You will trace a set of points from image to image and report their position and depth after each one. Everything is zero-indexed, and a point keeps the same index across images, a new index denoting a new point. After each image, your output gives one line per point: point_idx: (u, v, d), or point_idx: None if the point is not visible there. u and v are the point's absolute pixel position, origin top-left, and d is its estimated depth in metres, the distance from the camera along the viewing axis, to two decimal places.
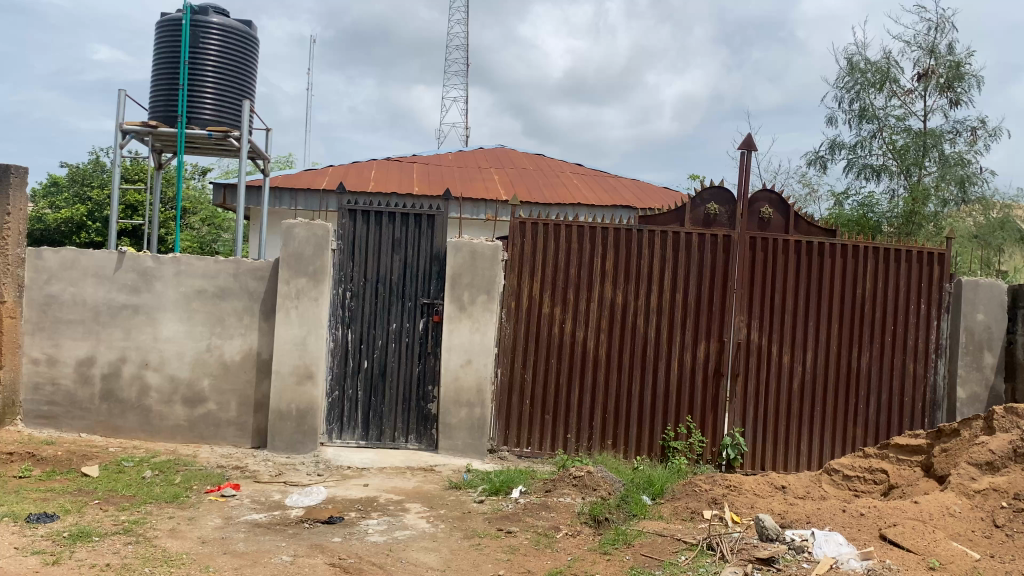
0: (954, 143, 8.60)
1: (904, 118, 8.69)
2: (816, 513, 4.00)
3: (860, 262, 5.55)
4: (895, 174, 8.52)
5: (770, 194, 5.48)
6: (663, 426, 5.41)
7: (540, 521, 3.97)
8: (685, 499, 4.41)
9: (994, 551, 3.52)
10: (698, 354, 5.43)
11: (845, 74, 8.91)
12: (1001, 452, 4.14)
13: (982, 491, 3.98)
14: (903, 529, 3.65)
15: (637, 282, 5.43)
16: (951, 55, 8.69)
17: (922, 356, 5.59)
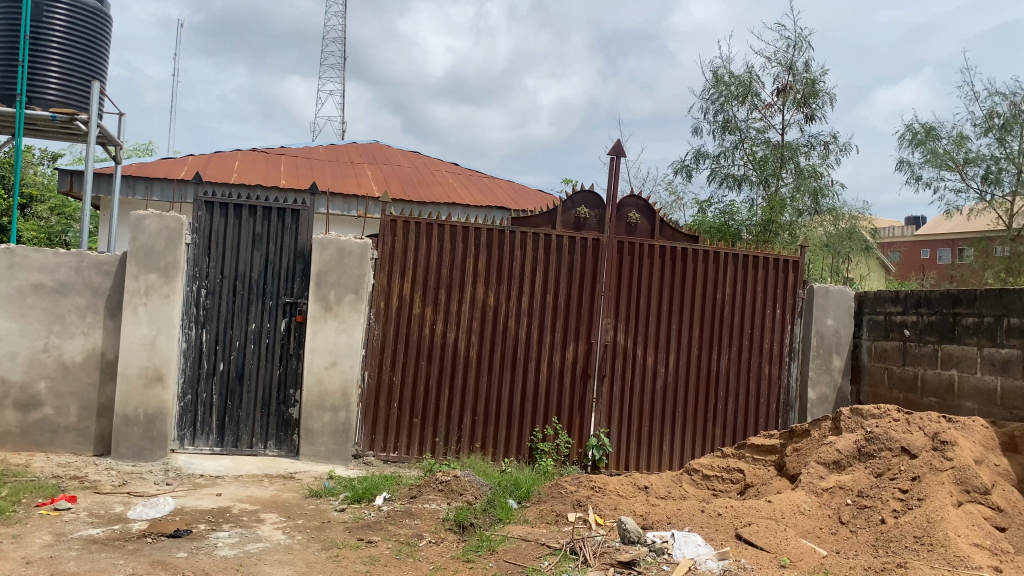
0: (809, 156, 9.08)
1: (764, 131, 9.09)
2: (676, 514, 4.08)
3: (721, 268, 5.73)
4: (755, 184, 8.90)
5: (637, 199, 5.58)
6: (530, 428, 5.39)
7: (403, 529, 3.86)
8: (551, 502, 4.40)
9: (839, 547, 3.67)
10: (567, 355, 5.45)
11: (710, 85, 9.23)
12: (847, 451, 4.36)
13: (829, 489, 4.17)
14: (757, 528, 3.77)
15: (508, 283, 5.39)
16: (807, 72, 9.16)
17: (776, 359, 5.84)
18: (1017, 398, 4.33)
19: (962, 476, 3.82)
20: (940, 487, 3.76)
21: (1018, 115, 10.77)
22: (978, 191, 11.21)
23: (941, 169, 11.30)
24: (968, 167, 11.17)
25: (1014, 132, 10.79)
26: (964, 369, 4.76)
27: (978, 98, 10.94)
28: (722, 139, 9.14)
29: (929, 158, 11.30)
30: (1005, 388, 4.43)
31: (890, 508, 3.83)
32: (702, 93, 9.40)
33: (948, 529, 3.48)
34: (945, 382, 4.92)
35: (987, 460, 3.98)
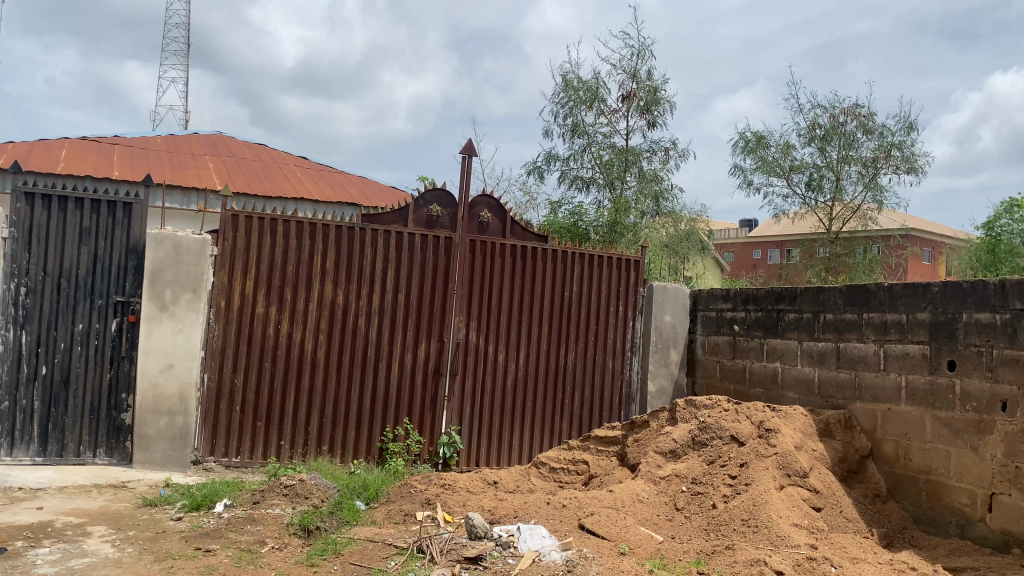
0: (651, 161, 9.50)
1: (610, 135, 9.42)
2: (522, 507, 4.16)
3: (569, 267, 5.90)
4: (601, 186, 9.19)
5: (489, 199, 5.63)
6: (381, 428, 5.34)
7: (244, 535, 3.73)
8: (399, 502, 4.38)
9: (675, 532, 3.87)
10: (418, 354, 5.43)
11: (560, 89, 9.45)
12: (683, 441, 4.60)
13: (666, 477, 4.38)
14: (599, 517, 3.90)
15: (358, 281, 5.31)
16: (650, 80, 9.56)
17: (620, 354, 6.08)
18: (832, 388, 4.70)
19: (784, 461, 4.11)
20: (765, 473, 4.03)
21: (836, 127, 11.69)
22: (803, 196, 12.09)
23: (770, 175, 12.09)
24: (793, 174, 12.01)
25: (833, 142, 11.71)
26: (787, 362, 5.12)
27: (803, 110, 11.78)
28: (571, 142, 9.39)
29: (760, 165, 12.07)
30: (821, 378, 4.80)
31: (721, 493, 4.07)
32: (552, 96, 9.62)
33: (772, 511, 3.74)
34: (770, 374, 5.28)
35: (807, 445, 4.29)
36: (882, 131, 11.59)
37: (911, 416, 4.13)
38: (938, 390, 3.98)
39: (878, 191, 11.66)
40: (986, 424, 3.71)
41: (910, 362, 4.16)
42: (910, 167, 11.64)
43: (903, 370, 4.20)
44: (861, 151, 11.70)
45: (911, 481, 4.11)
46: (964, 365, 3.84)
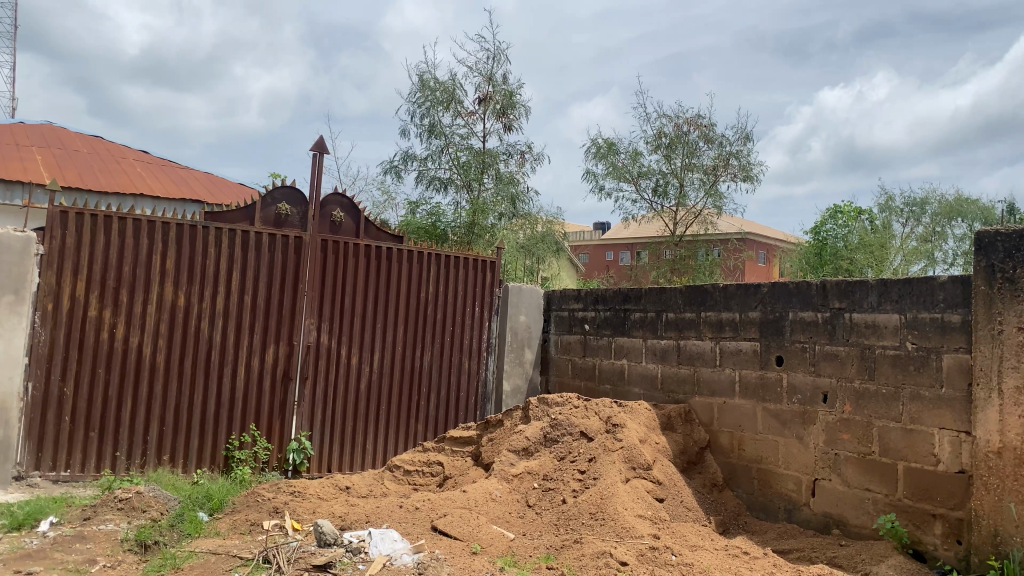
0: (507, 164, 9.63)
1: (466, 138, 9.47)
2: (374, 512, 4.11)
3: (423, 268, 5.88)
4: (459, 187, 9.21)
5: (341, 198, 5.52)
6: (227, 435, 5.13)
7: (71, 555, 3.47)
8: (246, 511, 4.23)
9: (526, 529, 3.93)
10: (266, 358, 5.26)
11: (416, 89, 9.40)
12: (535, 438, 4.68)
13: (519, 475, 4.45)
14: (452, 518, 3.91)
15: (201, 282, 5.06)
16: (505, 84, 9.67)
17: (476, 354, 6.14)
18: (673, 383, 4.93)
19: (630, 455, 4.27)
20: (612, 467, 4.17)
21: (680, 136, 12.27)
22: (649, 201, 12.60)
23: (620, 180, 12.52)
24: (641, 180, 12.50)
25: (677, 150, 12.27)
26: (633, 359, 5.32)
27: (650, 119, 12.28)
28: (428, 143, 9.37)
29: (610, 171, 12.47)
30: (664, 374, 5.02)
31: (570, 488, 4.18)
32: (409, 96, 9.56)
33: (618, 503, 3.88)
34: (617, 371, 5.46)
35: (651, 439, 4.47)
36: (722, 140, 12.27)
37: (744, 409, 4.39)
38: (768, 384, 4.25)
39: (717, 198, 12.34)
40: (810, 414, 3.99)
41: (743, 358, 4.42)
42: (746, 175, 12.36)
43: (737, 365, 4.46)
44: (702, 159, 12.33)
45: (745, 471, 4.37)
46: (791, 360, 4.11)
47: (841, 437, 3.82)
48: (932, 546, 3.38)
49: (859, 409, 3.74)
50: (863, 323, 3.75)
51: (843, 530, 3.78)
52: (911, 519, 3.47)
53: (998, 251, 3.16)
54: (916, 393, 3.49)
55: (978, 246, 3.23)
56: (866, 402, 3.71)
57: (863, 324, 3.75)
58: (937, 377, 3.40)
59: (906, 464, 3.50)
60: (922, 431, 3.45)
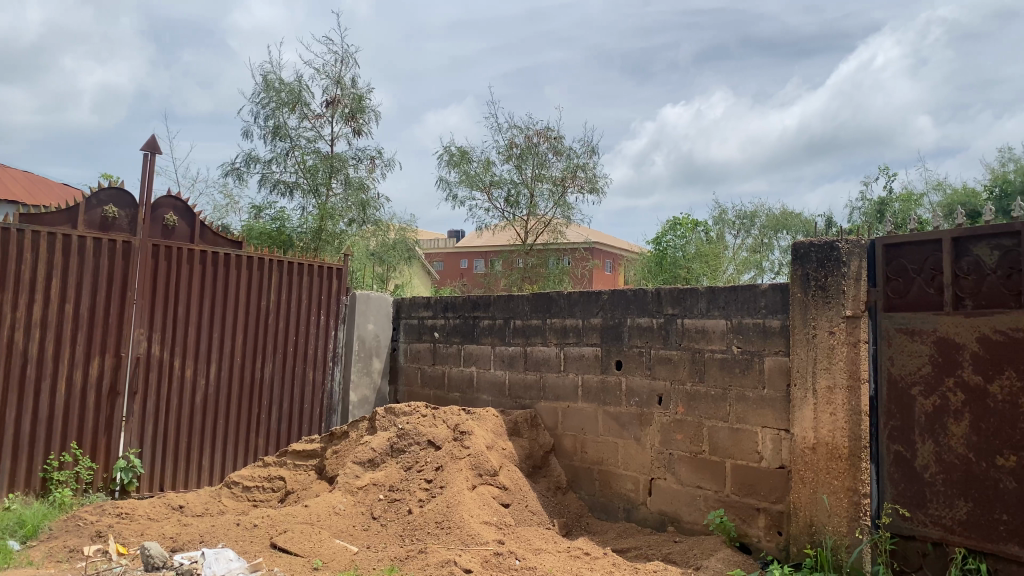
0: (356, 169, 9.48)
1: (313, 141, 9.24)
2: (208, 531, 3.92)
3: (265, 274, 5.68)
4: (305, 192, 8.96)
5: (174, 201, 5.24)
6: (44, 455, 4.70)
7: None
8: (64, 537, 3.92)
9: (369, 542, 3.86)
10: (91, 371, 4.87)
11: (260, 89, 9.08)
12: (381, 449, 4.62)
13: (364, 487, 4.37)
14: (292, 534, 3.80)
15: (15, 289, 4.61)
16: (354, 88, 9.53)
17: (320, 364, 6.02)
18: (519, 389, 5.00)
19: (476, 461, 4.28)
20: (458, 474, 4.17)
21: (530, 147, 12.50)
22: (501, 210, 12.76)
23: (471, 188, 12.60)
24: (492, 189, 12.64)
25: (527, 161, 12.50)
26: (481, 365, 5.34)
27: (501, 129, 12.44)
28: (272, 145, 9.07)
29: (463, 179, 12.53)
30: (511, 380, 5.07)
31: (416, 498, 4.14)
32: (252, 97, 9.22)
33: (463, 511, 3.88)
34: (466, 378, 5.48)
35: (497, 445, 4.50)
36: (570, 153, 12.62)
37: (586, 412, 4.51)
38: (608, 387, 4.38)
39: (566, 209, 12.67)
40: (647, 416, 4.15)
41: (585, 363, 4.54)
42: (593, 187, 12.76)
43: (580, 370, 4.57)
44: (551, 171, 12.62)
45: (586, 472, 4.49)
46: (629, 364, 4.27)
47: (675, 437, 3.99)
48: (756, 538, 3.59)
49: (691, 410, 3.92)
50: (694, 328, 3.94)
51: (677, 526, 3.96)
52: (738, 513, 3.67)
53: (811, 260, 3.41)
54: (741, 394, 3.70)
55: (795, 255, 3.47)
56: (697, 403, 3.89)
57: (694, 329, 3.94)
58: (760, 378, 3.62)
59: (733, 461, 3.71)
60: (746, 429, 3.67)
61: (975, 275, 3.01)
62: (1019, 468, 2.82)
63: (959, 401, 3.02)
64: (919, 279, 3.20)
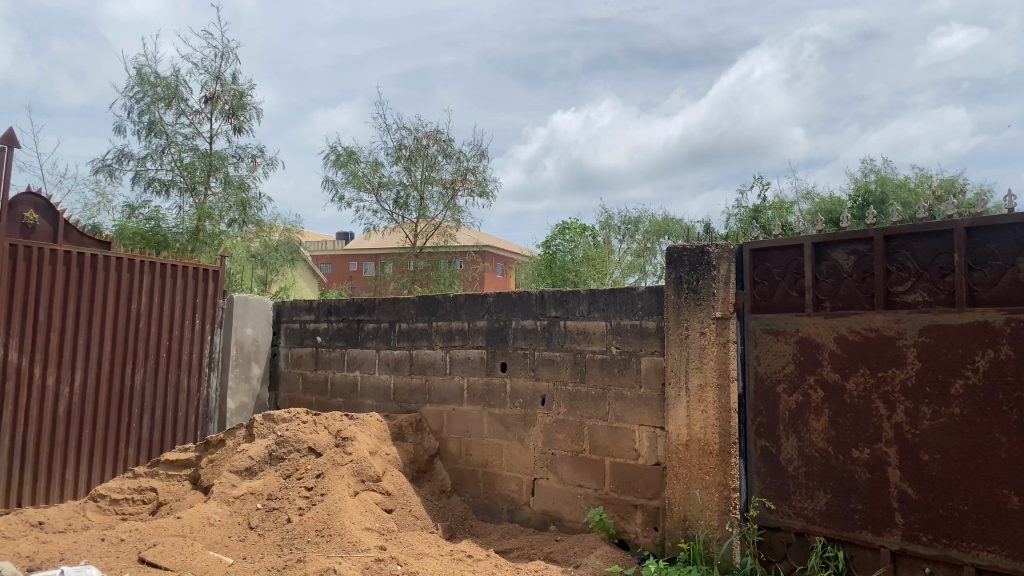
0: (237, 167, 9.18)
1: (191, 138, 8.89)
2: (70, 548, 3.70)
3: (136, 276, 5.42)
4: (182, 191, 8.59)
5: (35, 198, 4.92)
6: None
7: None
8: None
9: (246, 552, 3.74)
10: None
11: (133, 83, 8.67)
12: (259, 457, 4.47)
13: (240, 496, 4.24)
14: (163, 547, 3.64)
15: None
16: (235, 84, 9.24)
17: (196, 370, 5.79)
18: (404, 393, 4.95)
19: (359, 467, 4.21)
20: (340, 481, 4.10)
21: (419, 149, 12.43)
22: (390, 212, 12.63)
23: (359, 189, 12.41)
24: (380, 190, 12.49)
25: (416, 163, 12.42)
26: (365, 370, 5.26)
27: (390, 130, 12.33)
28: (146, 141, 8.67)
29: (350, 180, 12.32)
30: (396, 384, 5.02)
31: (296, 506, 4.05)
32: (125, 91, 8.79)
33: (344, 518, 3.82)
34: (349, 383, 5.39)
35: (380, 450, 4.43)
36: (459, 155, 12.62)
37: (471, 415, 4.51)
38: (493, 390, 4.40)
39: (456, 212, 12.67)
40: (530, 417, 4.20)
41: (470, 365, 4.55)
42: (482, 190, 12.80)
43: (465, 373, 4.58)
44: (441, 173, 12.59)
45: (471, 475, 4.49)
46: (513, 366, 4.30)
47: (557, 437, 4.05)
48: (633, 534, 3.69)
49: (572, 410, 3.99)
50: (576, 330, 4.01)
51: (559, 525, 4.02)
52: (617, 511, 3.76)
53: (684, 264, 3.53)
54: (620, 393, 3.79)
55: (669, 259, 3.59)
56: (578, 403, 3.96)
57: (576, 331, 4.01)
58: (637, 377, 3.72)
59: (612, 460, 3.80)
60: (624, 428, 3.76)
61: (834, 279, 3.19)
62: (872, 460, 3.00)
63: (819, 397, 3.19)
64: (783, 282, 3.37)
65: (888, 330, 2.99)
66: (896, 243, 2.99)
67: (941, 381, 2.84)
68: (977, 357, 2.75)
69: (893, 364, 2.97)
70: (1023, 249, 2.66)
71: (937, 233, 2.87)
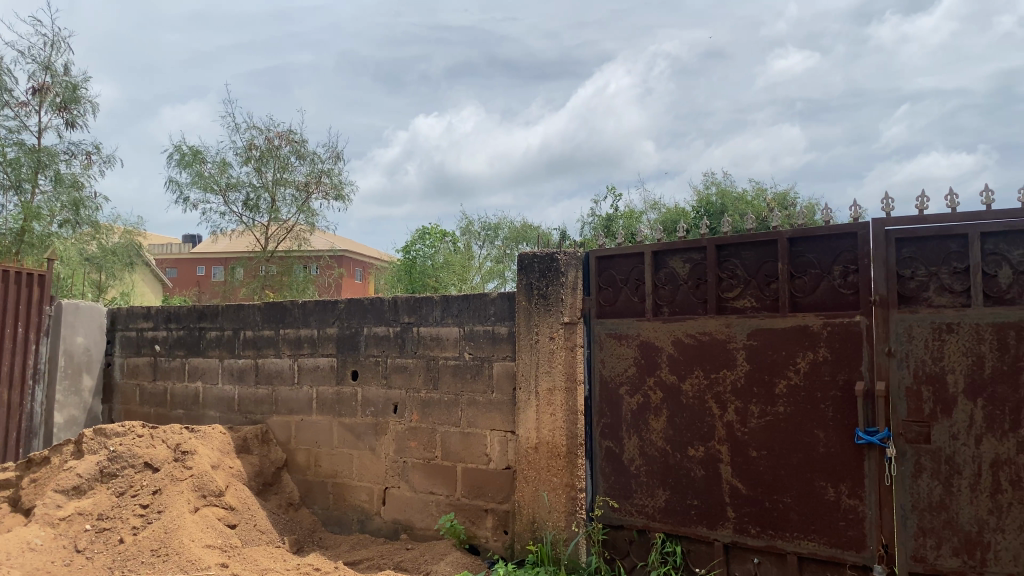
0: (69, 165, 8.58)
1: (16, 132, 8.22)
2: None
3: None
4: (5, 188, 7.92)
5: None
6: None
7: None
8: None
9: None
10: None
11: None
12: (88, 475, 4.18)
13: (66, 518, 3.97)
14: None
15: None
16: (67, 76, 8.63)
17: (18, 383, 5.35)
18: (250, 404, 4.77)
19: (200, 482, 4.01)
20: (178, 498, 3.90)
21: (271, 150, 12.05)
22: (240, 215, 12.16)
23: (206, 191, 11.88)
24: (229, 192, 12.02)
25: (268, 164, 12.04)
26: (208, 380, 5.03)
27: (239, 129, 11.89)
28: None
29: (196, 180, 11.77)
30: (241, 395, 4.83)
31: (130, 526, 3.83)
32: None
33: (183, 536, 3.64)
34: (191, 394, 5.14)
35: (223, 463, 4.24)
36: (313, 157, 12.33)
37: (320, 424, 4.41)
38: (343, 399, 4.32)
39: (310, 215, 12.36)
40: (382, 426, 4.15)
41: (320, 374, 4.44)
42: (338, 193, 12.56)
43: (314, 382, 4.46)
44: (294, 175, 12.25)
45: (320, 486, 4.39)
46: (364, 374, 4.24)
47: (408, 445, 4.02)
48: (483, 539, 3.71)
49: (424, 417, 3.97)
50: (428, 336, 4.00)
51: (410, 534, 3.99)
52: (467, 516, 3.78)
53: (534, 270, 3.60)
54: (472, 399, 3.80)
55: (520, 265, 3.65)
56: (430, 410, 3.95)
57: (428, 337, 4.00)
58: (488, 383, 3.75)
59: (463, 465, 3.81)
60: (476, 433, 3.78)
61: (671, 285, 3.34)
62: (706, 457, 3.16)
63: (658, 398, 3.32)
64: (625, 288, 3.49)
65: (720, 334, 3.16)
66: (728, 252, 3.17)
67: (767, 382, 3.02)
68: (798, 359, 2.95)
69: (724, 365, 3.14)
70: (837, 259, 2.89)
71: (764, 243, 3.07)
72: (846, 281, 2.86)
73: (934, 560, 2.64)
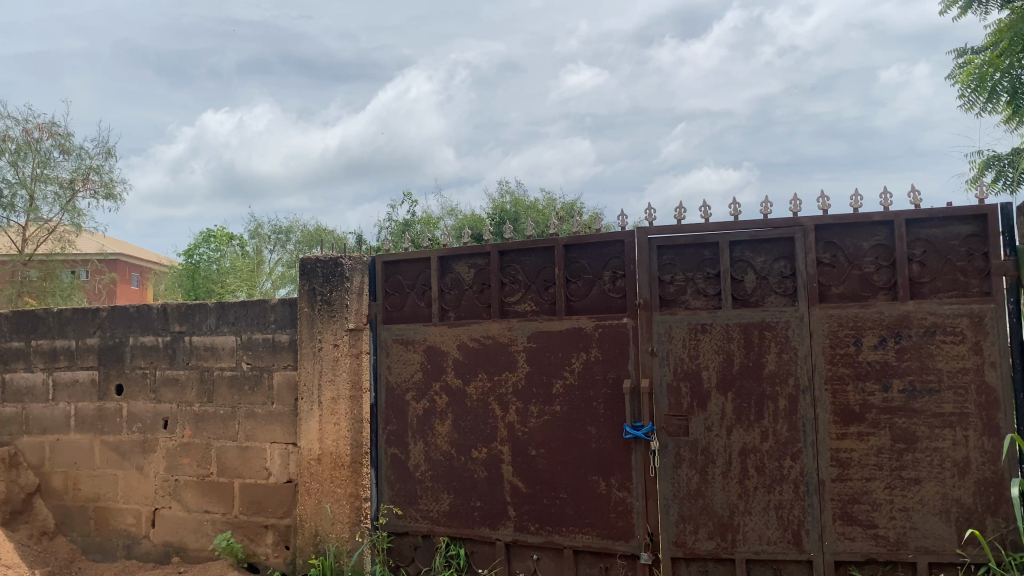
0: None
1: None
2: None
3: None
4: None
5: None
6: None
7: None
8: None
9: None
10: None
11: None
12: None
13: None
14: None
15: None
16: None
17: None
18: None
19: None
20: None
21: (30, 143, 10.92)
22: None
23: None
24: None
25: (26, 158, 10.86)
26: None
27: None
28: None
29: None
30: None
31: None
32: None
33: None
34: None
35: None
36: (80, 152, 11.32)
37: (79, 445, 4.03)
38: (106, 415, 3.98)
39: (75, 215, 11.33)
40: (150, 443, 3.86)
41: (78, 389, 4.06)
42: (109, 193, 11.62)
43: (72, 398, 4.08)
44: (57, 171, 11.17)
45: (79, 511, 4.02)
46: (130, 388, 3.93)
47: (180, 462, 3.78)
48: (263, 556, 3.56)
49: (197, 432, 3.75)
50: (202, 346, 3.77)
51: (182, 556, 3.74)
52: (245, 533, 3.60)
53: (317, 275, 3.51)
54: (250, 411, 3.64)
55: (303, 270, 3.53)
56: (203, 424, 3.73)
57: (202, 347, 3.77)
58: (268, 394, 3.60)
59: (240, 481, 3.63)
60: (254, 447, 3.61)
61: (456, 290, 3.37)
62: (488, 459, 3.22)
63: (443, 403, 3.34)
64: (412, 293, 3.47)
65: (503, 337, 3.23)
66: (509, 258, 3.26)
67: (545, 382, 3.13)
68: (573, 360, 3.08)
69: (506, 368, 3.21)
70: (608, 265, 3.05)
71: (542, 249, 3.18)
72: (614, 285, 3.03)
73: (693, 544, 2.85)
